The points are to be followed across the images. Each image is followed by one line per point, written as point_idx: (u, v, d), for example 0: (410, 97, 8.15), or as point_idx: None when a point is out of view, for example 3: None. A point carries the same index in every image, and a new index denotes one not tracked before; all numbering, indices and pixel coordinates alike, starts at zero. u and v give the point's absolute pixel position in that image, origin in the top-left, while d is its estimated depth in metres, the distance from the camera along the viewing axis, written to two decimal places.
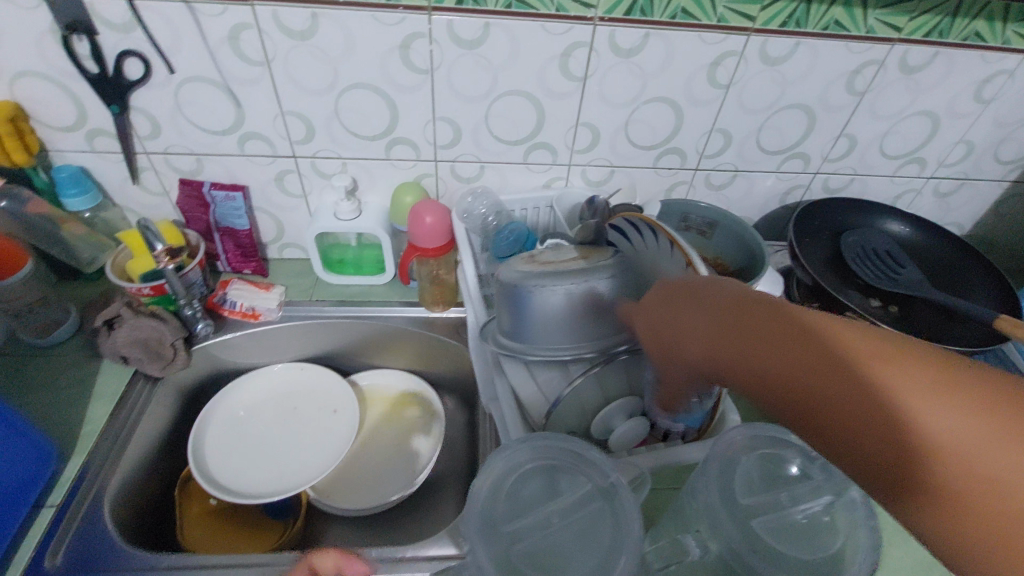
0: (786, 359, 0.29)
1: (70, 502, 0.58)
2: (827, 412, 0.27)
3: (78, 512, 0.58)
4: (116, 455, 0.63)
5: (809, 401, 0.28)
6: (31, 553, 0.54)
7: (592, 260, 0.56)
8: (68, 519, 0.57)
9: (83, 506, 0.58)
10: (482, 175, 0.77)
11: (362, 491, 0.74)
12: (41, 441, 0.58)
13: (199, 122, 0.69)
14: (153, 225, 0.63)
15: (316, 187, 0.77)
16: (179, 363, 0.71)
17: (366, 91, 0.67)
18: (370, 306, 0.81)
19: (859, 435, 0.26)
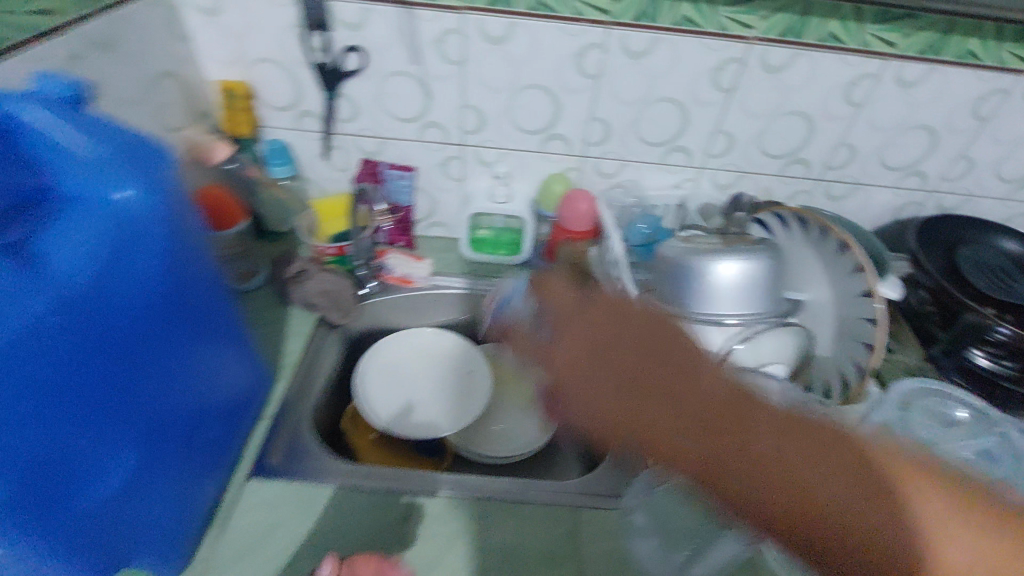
0: (824, 474, 0.31)
1: (279, 417, 0.68)
2: (809, 453, 0.32)
3: (285, 428, 0.68)
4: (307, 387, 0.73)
5: (813, 501, 0.31)
6: (255, 453, 0.65)
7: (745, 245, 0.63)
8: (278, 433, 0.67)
9: (288, 423, 0.69)
10: (622, 172, 0.85)
11: (498, 444, 0.82)
12: (261, 363, 0.68)
13: (391, 110, 0.80)
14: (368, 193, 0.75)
15: (473, 174, 0.87)
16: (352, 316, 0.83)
17: (538, 91, 0.78)
18: (509, 285, 0.90)
19: (813, 475, 0.31)
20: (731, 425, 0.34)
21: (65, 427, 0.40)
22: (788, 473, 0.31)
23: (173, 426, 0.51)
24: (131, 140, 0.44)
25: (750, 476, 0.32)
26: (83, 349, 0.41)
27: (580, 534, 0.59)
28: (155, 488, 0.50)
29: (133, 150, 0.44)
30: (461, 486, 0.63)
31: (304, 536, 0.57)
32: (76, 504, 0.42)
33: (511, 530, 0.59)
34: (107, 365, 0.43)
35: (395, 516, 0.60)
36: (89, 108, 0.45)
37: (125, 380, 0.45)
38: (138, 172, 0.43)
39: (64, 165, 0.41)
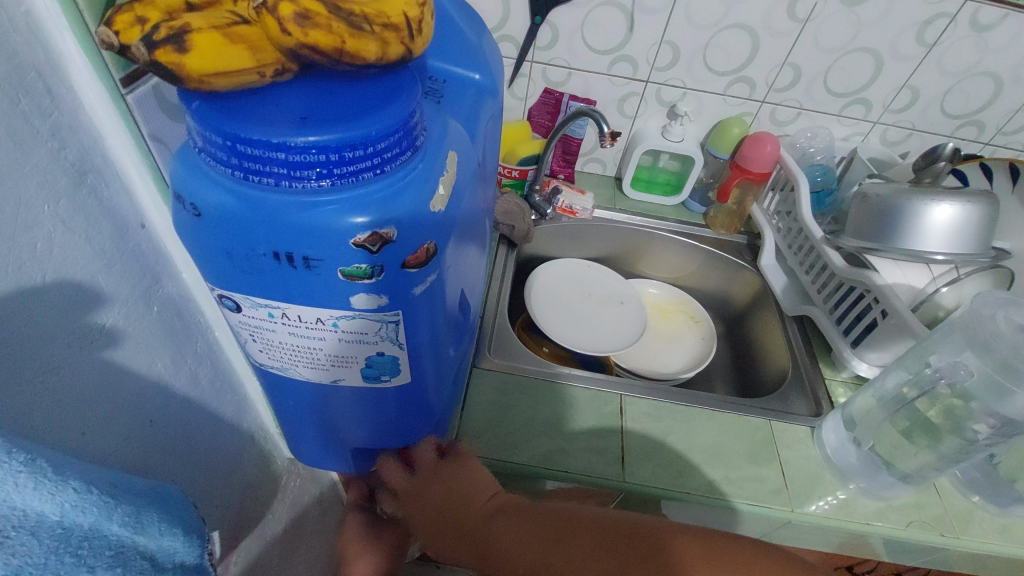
0: (486, 542, 0.43)
1: (482, 325, 0.71)
2: (512, 550, 0.42)
3: (489, 333, 0.71)
4: (500, 301, 0.77)
5: (496, 550, 0.43)
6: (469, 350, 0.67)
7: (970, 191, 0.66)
8: (485, 336, 0.70)
9: (490, 328, 0.72)
10: (796, 121, 0.88)
11: (653, 367, 0.86)
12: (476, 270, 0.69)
13: (590, 41, 0.81)
14: (602, 114, 0.74)
15: (647, 111, 0.89)
16: (528, 231, 0.83)
17: (742, 31, 0.78)
18: (668, 223, 0.94)
19: (524, 556, 0.41)
20: (438, 506, 0.47)
21: (445, 275, 0.33)
22: (511, 556, 0.42)
23: (464, 310, 0.44)
24: (481, 47, 0.43)
25: (442, 533, 0.47)
26: (481, 214, 0.43)
27: (777, 438, 0.64)
28: (458, 373, 0.53)
29: (493, 56, 0.45)
30: (653, 390, 0.67)
31: (534, 422, 0.61)
32: (444, 360, 0.41)
33: (716, 433, 0.63)
34: (479, 253, 0.45)
35: (608, 411, 0.64)
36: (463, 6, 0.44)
37: (478, 263, 0.47)
38: (490, 68, 0.43)
39: (454, 58, 0.42)
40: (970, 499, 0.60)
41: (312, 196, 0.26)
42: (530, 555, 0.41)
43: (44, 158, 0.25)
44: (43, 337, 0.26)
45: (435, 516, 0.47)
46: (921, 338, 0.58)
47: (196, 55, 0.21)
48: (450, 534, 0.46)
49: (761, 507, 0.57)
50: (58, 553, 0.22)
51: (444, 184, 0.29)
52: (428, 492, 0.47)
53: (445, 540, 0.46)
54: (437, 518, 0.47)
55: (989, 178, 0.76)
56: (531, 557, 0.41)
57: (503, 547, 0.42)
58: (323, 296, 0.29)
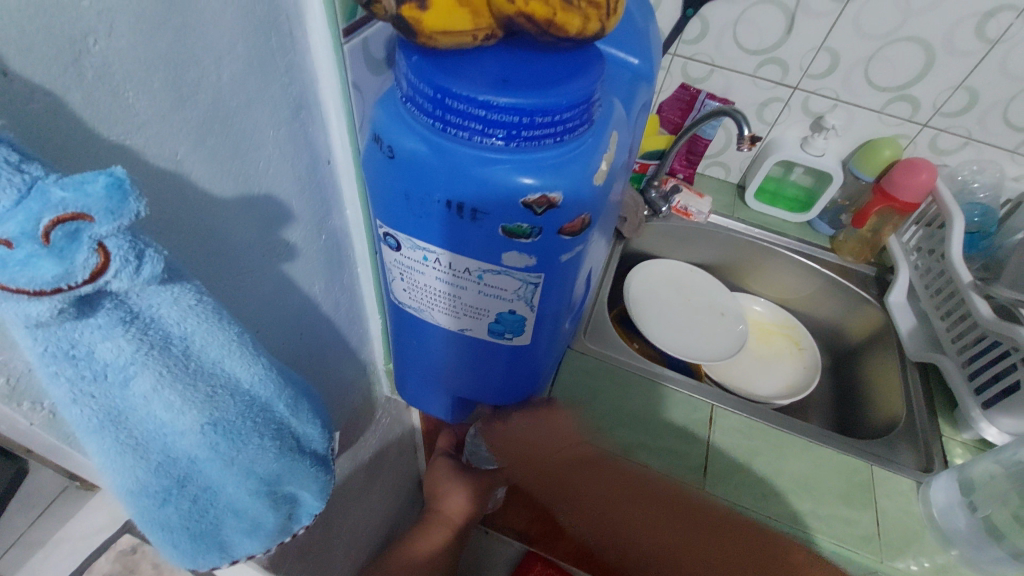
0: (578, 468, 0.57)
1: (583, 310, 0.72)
2: (599, 479, 0.56)
3: (587, 316, 0.72)
4: (601, 289, 0.78)
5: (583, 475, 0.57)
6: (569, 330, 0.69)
7: None
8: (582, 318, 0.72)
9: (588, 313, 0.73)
10: (960, 151, 0.80)
11: (745, 386, 0.83)
12: None
13: (741, 40, 0.78)
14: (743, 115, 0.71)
15: (787, 120, 0.85)
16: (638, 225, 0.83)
17: (916, 46, 0.72)
18: (788, 240, 0.89)
19: (610, 486, 0.56)
20: (546, 432, 0.57)
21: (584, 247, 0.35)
22: (596, 482, 0.57)
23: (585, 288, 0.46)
24: (645, 35, 0.43)
25: (534, 450, 0.58)
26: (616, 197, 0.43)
27: (875, 484, 0.60)
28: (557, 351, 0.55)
29: (657, 44, 0.45)
30: (747, 407, 0.65)
31: (621, 411, 0.62)
32: (557, 332, 0.43)
33: (807, 464, 0.60)
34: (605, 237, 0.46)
35: (698, 418, 0.63)
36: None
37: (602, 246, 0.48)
38: (650, 55, 0.43)
39: (622, 41, 0.42)
40: None
41: (495, 153, 0.28)
42: (611, 490, 0.57)
43: (277, 92, 0.30)
44: (248, 244, 0.31)
45: (537, 440, 0.57)
46: None
47: (431, 13, 0.24)
48: (542, 457, 0.58)
49: (845, 549, 0.54)
50: (244, 416, 0.27)
51: (606, 160, 0.31)
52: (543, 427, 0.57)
53: (534, 455, 0.58)
54: (538, 440, 0.57)
55: None
56: (613, 490, 0.56)
57: (593, 475, 0.57)
58: (479, 248, 0.32)
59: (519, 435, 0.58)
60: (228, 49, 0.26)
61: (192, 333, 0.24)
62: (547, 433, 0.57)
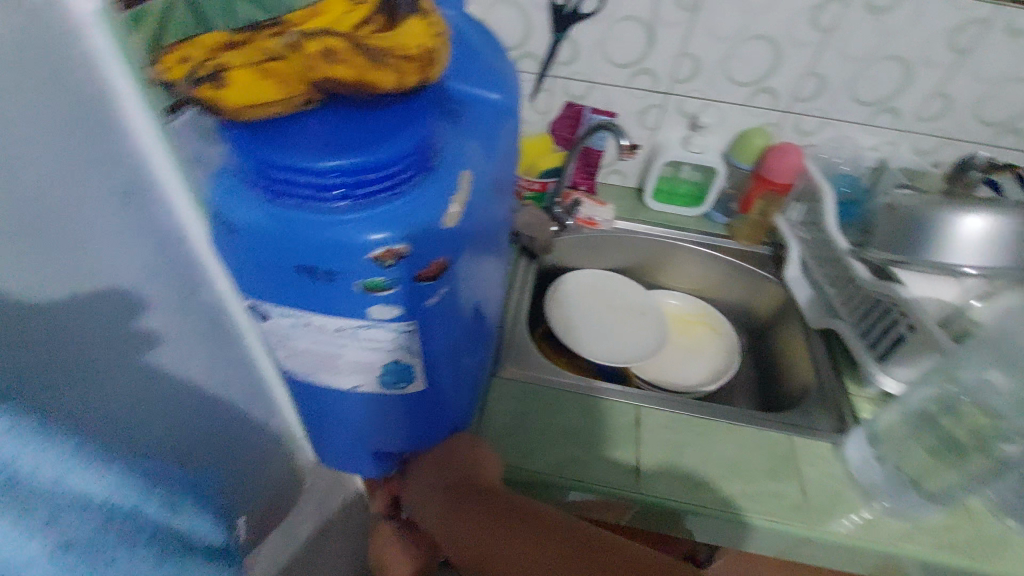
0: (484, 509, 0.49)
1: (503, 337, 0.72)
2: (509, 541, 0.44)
3: (508, 342, 0.72)
4: (519, 312, 0.78)
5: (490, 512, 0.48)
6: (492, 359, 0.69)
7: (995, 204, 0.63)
8: (504, 345, 0.72)
9: (509, 339, 0.73)
10: (821, 131, 0.87)
11: (675, 379, 0.86)
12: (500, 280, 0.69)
13: (611, 55, 0.83)
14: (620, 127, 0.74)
15: (668, 123, 0.90)
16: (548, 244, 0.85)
17: (763, 43, 0.79)
18: (689, 234, 0.94)
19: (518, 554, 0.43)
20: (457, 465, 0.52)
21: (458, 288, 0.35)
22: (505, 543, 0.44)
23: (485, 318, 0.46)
24: (500, 70, 0.45)
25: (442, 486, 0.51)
26: (496, 230, 0.44)
27: (798, 454, 0.63)
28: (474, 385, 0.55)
29: (515, 77, 0.47)
30: (670, 403, 0.67)
31: (551, 431, 0.62)
32: (457, 370, 0.43)
33: (734, 447, 0.63)
34: (495, 270, 0.47)
35: (626, 423, 0.64)
36: (481, 40, 0.47)
37: (496, 278, 0.48)
38: (510, 89, 0.45)
39: (476, 81, 0.43)
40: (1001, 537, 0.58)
41: (333, 213, 0.28)
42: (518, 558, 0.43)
43: (102, 184, 0.30)
44: (88, 341, 0.31)
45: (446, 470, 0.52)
46: (947, 353, 0.57)
47: (233, 90, 0.24)
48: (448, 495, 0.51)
49: (779, 523, 0.57)
50: (103, 527, 0.25)
51: (459, 200, 0.31)
52: (450, 464, 0.52)
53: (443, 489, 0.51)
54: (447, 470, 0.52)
55: None
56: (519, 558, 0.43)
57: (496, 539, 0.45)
58: (344, 306, 0.31)
59: (427, 473, 0.52)
60: (27, 156, 0.26)
61: (13, 456, 0.22)
62: (455, 471, 0.51)
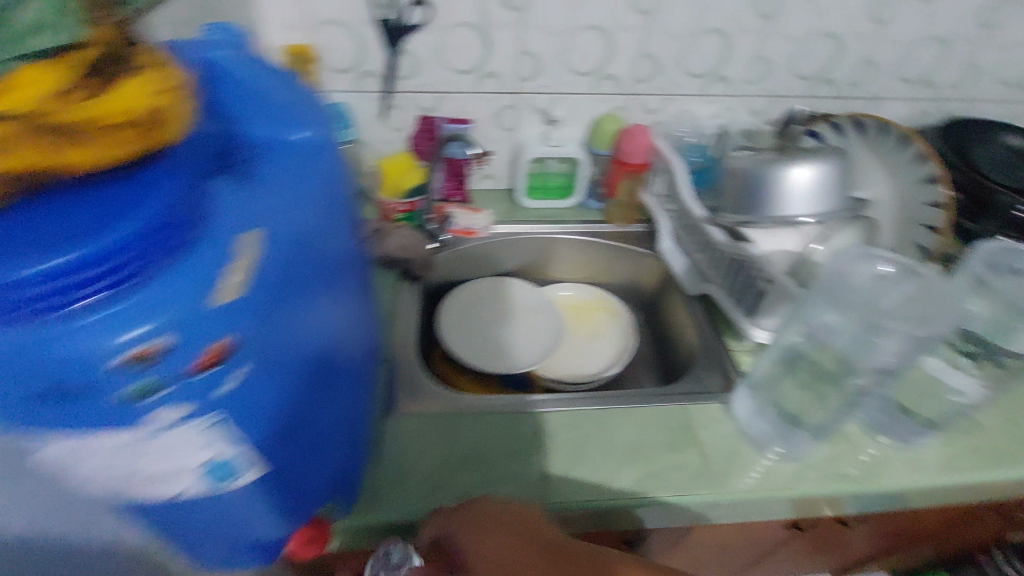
0: None
1: (391, 371, 0.69)
2: None
3: (398, 375, 0.69)
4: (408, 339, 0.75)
5: None
6: (382, 398, 0.65)
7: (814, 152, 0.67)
8: (393, 380, 0.68)
9: (398, 371, 0.69)
10: (666, 107, 0.90)
11: (580, 369, 0.87)
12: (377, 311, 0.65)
13: (452, 63, 0.81)
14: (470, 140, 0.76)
15: (524, 121, 0.90)
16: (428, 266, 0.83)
17: (594, 32, 0.81)
18: (566, 225, 0.95)
19: None
20: None
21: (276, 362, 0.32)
22: None
23: (342, 370, 0.42)
24: (299, 100, 0.42)
25: None
26: (338, 277, 0.41)
27: (694, 421, 0.65)
28: (362, 436, 0.52)
29: (321, 107, 0.44)
30: (568, 401, 0.67)
31: (452, 459, 0.60)
32: (322, 433, 0.40)
33: (633, 431, 0.64)
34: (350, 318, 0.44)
35: (528, 431, 0.63)
36: (274, 77, 0.43)
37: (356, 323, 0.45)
38: (319, 122, 0.42)
39: (272, 123, 0.40)
40: (877, 455, 0.63)
41: (64, 322, 0.25)
42: None
43: None
44: None
45: None
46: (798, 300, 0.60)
47: None
48: None
49: (686, 495, 0.58)
50: None
51: (229, 273, 0.28)
52: None
53: None
54: None
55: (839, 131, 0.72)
56: None
57: None
58: (121, 420, 0.28)
59: None
60: None
61: None
62: None
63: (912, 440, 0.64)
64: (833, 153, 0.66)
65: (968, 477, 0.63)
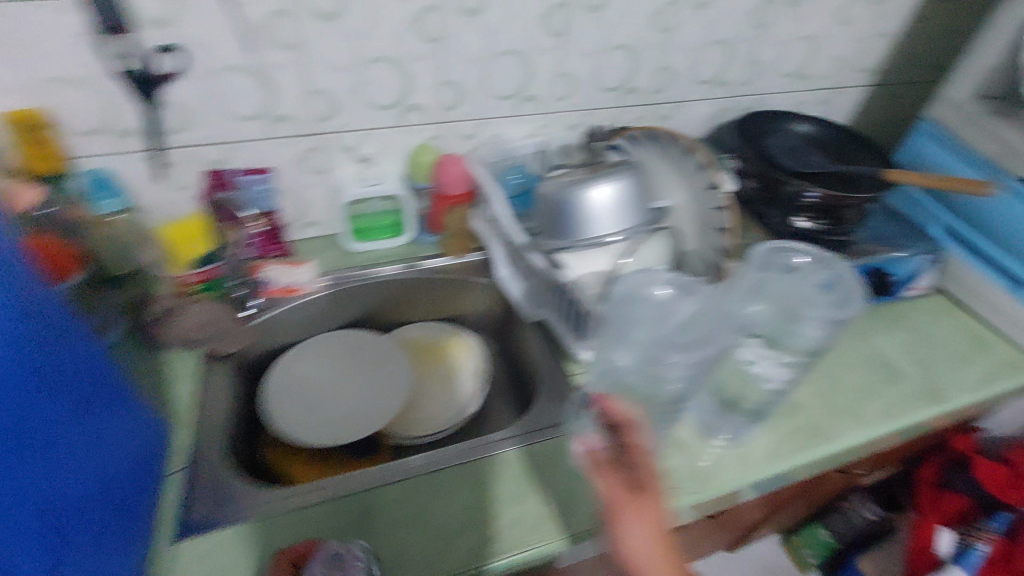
0: None
1: (189, 476, 0.60)
2: None
3: (199, 480, 0.60)
4: (215, 432, 0.66)
5: None
6: (173, 515, 0.57)
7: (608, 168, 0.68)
8: (192, 487, 0.59)
9: (199, 477, 0.60)
10: (482, 131, 0.87)
11: (432, 419, 0.83)
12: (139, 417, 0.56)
13: (228, 111, 0.72)
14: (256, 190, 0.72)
15: (334, 162, 0.82)
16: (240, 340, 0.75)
17: (385, 65, 0.74)
18: (399, 266, 0.88)
19: None
20: None
21: None
22: None
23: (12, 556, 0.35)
24: None
25: None
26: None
27: (534, 464, 0.63)
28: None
29: None
30: (396, 470, 0.62)
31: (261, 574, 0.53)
32: None
33: (468, 493, 0.60)
34: (21, 456, 0.36)
35: (351, 523, 0.57)
36: None
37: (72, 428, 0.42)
38: None
39: None
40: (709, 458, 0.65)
41: None
42: None
43: None
44: None
45: None
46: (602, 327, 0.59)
47: None
48: None
49: (524, 553, 0.56)
50: None
51: None
52: None
53: None
54: None
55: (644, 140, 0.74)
56: None
57: None
58: None
59: None
60: None
61: None
62: None
63: (740, 434, 0.66)
64: (627, 168, 0.67)
65: (793, 462, 0.65)
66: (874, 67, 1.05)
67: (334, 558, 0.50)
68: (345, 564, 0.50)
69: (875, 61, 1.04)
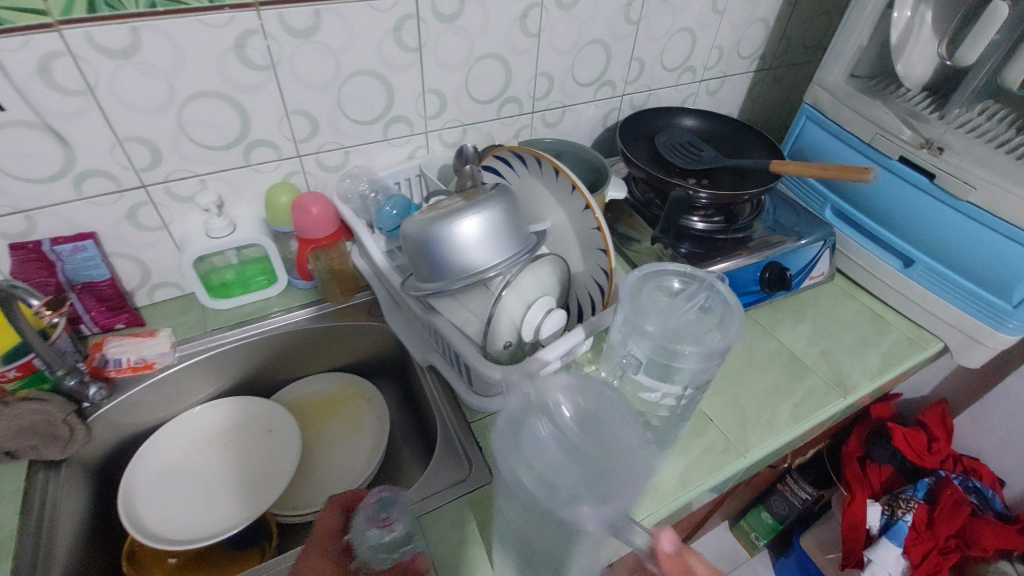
0: None
1: None
2: None
3: None
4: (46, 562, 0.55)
5: None
6: None
7: (472, 198, 0.61)
8: None
9: None
10: (349, 160, 0.79)
11: (328, 486, 0.75)
12: None
13: (19, 173, 0.60)
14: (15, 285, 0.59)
15: (175, 214, 0.72)
16: (80, 438, 0.64)
17: (209, 101, 0.64)
18: (274, 318, 0.79)
19: None
20: None
21: None
22: None
23: None
24: None
25: None
26: None
27: (428, 536, 0.56)
28: None
29: None
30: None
31: None
32: None
33: None
34: None
35: None
36: None
37: None
38: None
39: None
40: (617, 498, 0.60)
41: None
42: None
43: None
44: None
45: None
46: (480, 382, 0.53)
47: None
48: None
49: None
50: None
51: None
52: None
53: None
54: None
55: (521, 161, 0.68)
56: None
57: None
58: None
59: None
60: None
61: None
62: None
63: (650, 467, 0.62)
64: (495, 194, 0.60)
65: (706, 487, 0.62)
66: (756, 52, 1.03)
67: (383, 508, 0.47)
68: (388, 517, 0.46)
69: (756, 46, 1.02)
